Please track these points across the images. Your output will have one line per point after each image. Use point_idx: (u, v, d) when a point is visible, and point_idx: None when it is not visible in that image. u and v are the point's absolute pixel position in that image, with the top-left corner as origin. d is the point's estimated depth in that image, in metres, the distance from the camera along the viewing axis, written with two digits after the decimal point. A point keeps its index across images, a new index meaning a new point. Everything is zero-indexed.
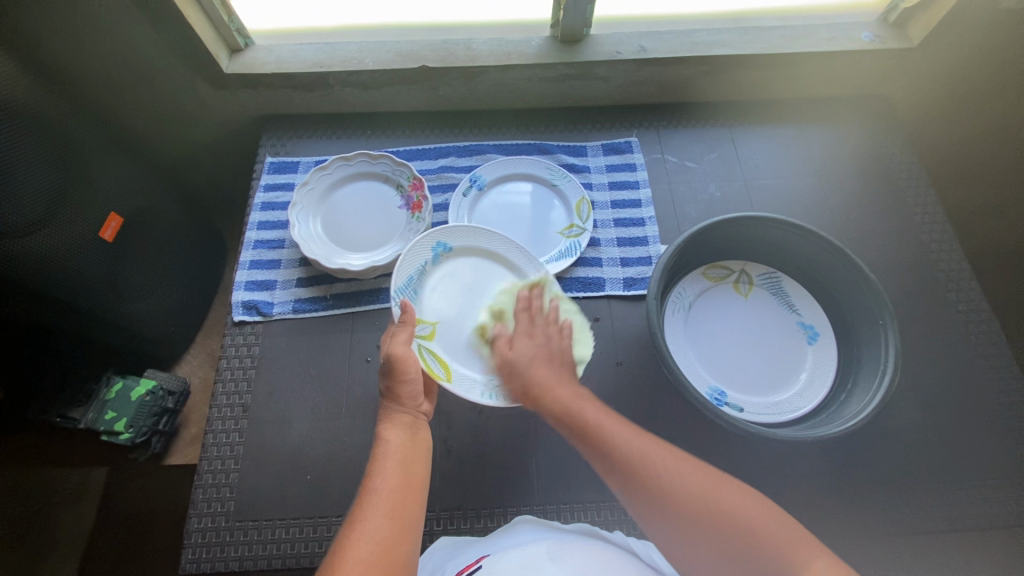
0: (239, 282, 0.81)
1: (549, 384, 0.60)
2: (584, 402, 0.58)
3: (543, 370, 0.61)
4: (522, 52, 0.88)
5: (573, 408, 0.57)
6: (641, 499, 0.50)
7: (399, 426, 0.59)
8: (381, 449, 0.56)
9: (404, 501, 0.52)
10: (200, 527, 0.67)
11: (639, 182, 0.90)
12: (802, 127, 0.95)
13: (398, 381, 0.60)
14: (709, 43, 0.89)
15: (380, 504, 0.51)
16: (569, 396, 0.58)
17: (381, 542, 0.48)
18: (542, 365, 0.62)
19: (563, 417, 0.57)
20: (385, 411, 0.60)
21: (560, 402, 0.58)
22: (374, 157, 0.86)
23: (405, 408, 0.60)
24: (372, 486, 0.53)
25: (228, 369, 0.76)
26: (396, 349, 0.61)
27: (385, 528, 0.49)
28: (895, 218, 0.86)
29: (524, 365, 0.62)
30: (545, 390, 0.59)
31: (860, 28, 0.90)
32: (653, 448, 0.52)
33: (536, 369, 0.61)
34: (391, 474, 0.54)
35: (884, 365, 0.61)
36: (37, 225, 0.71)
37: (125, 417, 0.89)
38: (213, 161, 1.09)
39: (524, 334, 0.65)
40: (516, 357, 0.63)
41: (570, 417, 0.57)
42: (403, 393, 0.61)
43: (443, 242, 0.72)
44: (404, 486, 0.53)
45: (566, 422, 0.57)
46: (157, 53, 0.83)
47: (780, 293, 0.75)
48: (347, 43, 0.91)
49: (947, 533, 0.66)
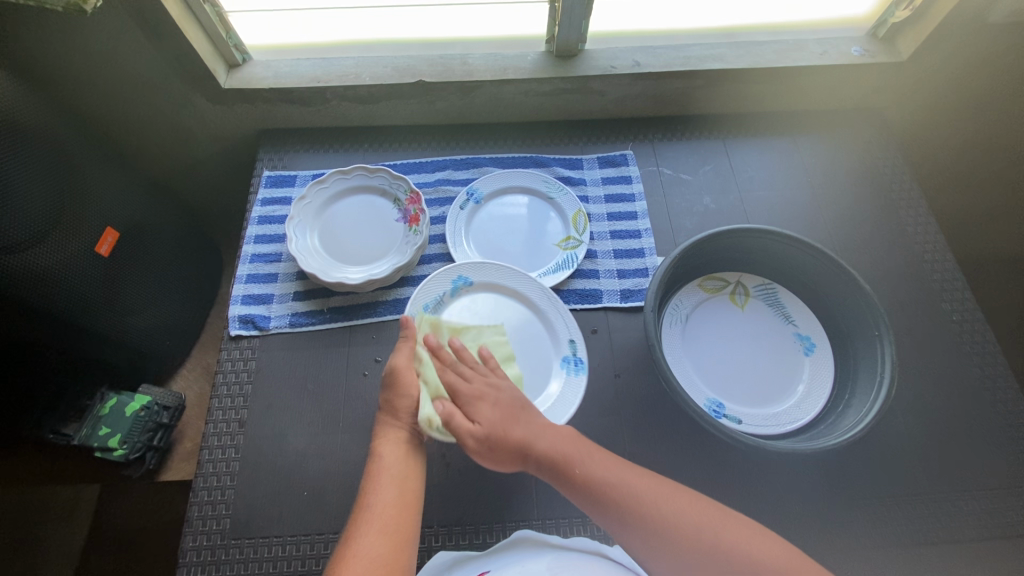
0: (235, 297, 0.81)
1: (530, 437, 0.58)
2: (567, 443, 0.57)
3: (517, 425, 0.59)
4: (518, 67, 0.89)
5: (560, 454, 0.56)
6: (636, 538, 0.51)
7: (393, 441, 0.59)
8: (376, 466, 0.57)
9: (397, 516, 0.53)
10: (195, 545, 0.66)
11: (634, 194, 0.90)
12: (795, 139, 0.97)
13: (397, 394, 0.62)
14: (702, 58, 0.90)
15: (374, 522, 0.52)
16: (552, 443, 0.57)
17: (377, 561, 0.49)
18: (513, 422, 0.59)
19: (547, 466, 0.56)
20: (381, 424, 0.61)
21: (547, 455, 0.57)
22: (371, 171, 0.86)
23: (400, 422, 0.61)
24: (366, 503, 0.54)
25: (224, 384, 0.76)
26: (397, 362, 0.63)
27: (379, 545, 0.50)
28: (888, 228, 0.87)
29: (498, 431, 0.58)
30: (532, 446, 0.57)
31: (849, 43, 0.91)
32: (644, 482, 0.54)
33: (510, 429, 0.58)
34: (386, 490, 0.55)
35: (881, 376, 0.62)
36: (33, 242, 0.71)
37: (120, 433, 0.89)
38: (210, 175, 1.10)
39: (473, 399, 0.61)
40: (482, 428, 0.59)
41: (553, 463, 0.56)
42: (397, 408, 0.62)
43: (464, 276, 0.74)
44: (397, 502, 0.54)
45: (555, 470, 0.56)
46: (155, 68, 0.83)
47: (776, 304, 0.76)
48: (344, 59, 0.92)
49: (948, 545, 0.65)
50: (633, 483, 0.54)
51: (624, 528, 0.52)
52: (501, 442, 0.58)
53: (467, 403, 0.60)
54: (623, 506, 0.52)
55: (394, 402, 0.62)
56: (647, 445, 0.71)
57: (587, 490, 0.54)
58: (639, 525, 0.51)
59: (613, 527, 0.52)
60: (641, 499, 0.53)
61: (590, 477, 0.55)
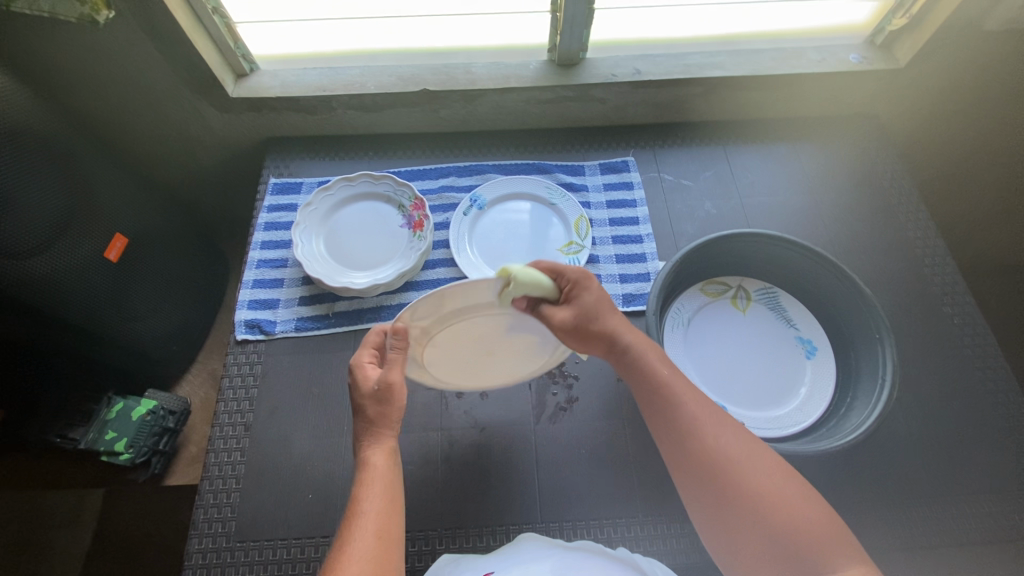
0: (241, 301, 0.82)
1: (620, 330, 0.58)
2: (653, 350, 0.58)
3: (611, 317, 0.59)
4: (520, 75, 0.91)
5: (645, 361, 0.57)
6: (677, 456, 0.53)
7: (385, 450, 0.56)
8: (367, 474, 0.55)
9: (393, 525, 0.51)
10: (200, 548, 0.67)
11: (636, 200, 0.91)
12: (795, 145, 0.98)
13: (392, 408, 0.57)
14: (702, 65, 0.91)
15: (369, 526, 0.50)
16: (639, 343, 0.58)
17: (375, 560, 0.48)
18: (608, 314, 0.59)
19: (632, 363, 0.58)
20: (366, 433, 0.57)
21: (635, 350, 0.58)
22: (376, 178, 0.88)
23: (390, 431, 0.58)
24: (360, 509, 0.51)
25: (230, 388, 0.77)
26: (391, 376, 0.57)
27: (375, 546, 0.49)
28: (887, 232, 0.88)
29: (593, 320, 0.58)
30: (620, 338, 0.58)
31: (848, 51, 0.92)
32: (713, 417, 0.54)
33: (605, 319, 0.58)
34: (379, 497, 0.53)
35: (883, 378, 0.62)
36: (44, 247, 0.72)
37: (126, 437, 0.90)
38: (216, 183, 1.11)
39: (575, 287, 0.58)
40: (576, 316, 0.57)
41: (637, 361, 0.57)
42: (389, 417, 0.58)
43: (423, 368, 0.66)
44: (389, 507, 0.52)
45: (635, 366, 0.57)
46: (167, 80, 0.85)
47: (778, 309, 0.76)
48: (349, 68, 0.93)
49: (951, 547, 0.65)
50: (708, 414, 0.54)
51: (672, 436, 0.54)
52: (597, 331, 0.58)
53: (572, 288, 0.58)
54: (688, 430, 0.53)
55: (385, 415, 0.57)
56: (649, 448, 0.71)
57: (665, 402, 0.55)
58: (685, 440, 0.53)
59: (664, 433, 0.55)
60: (696, 423, 0.53)
61: (663, 387, 0.56)
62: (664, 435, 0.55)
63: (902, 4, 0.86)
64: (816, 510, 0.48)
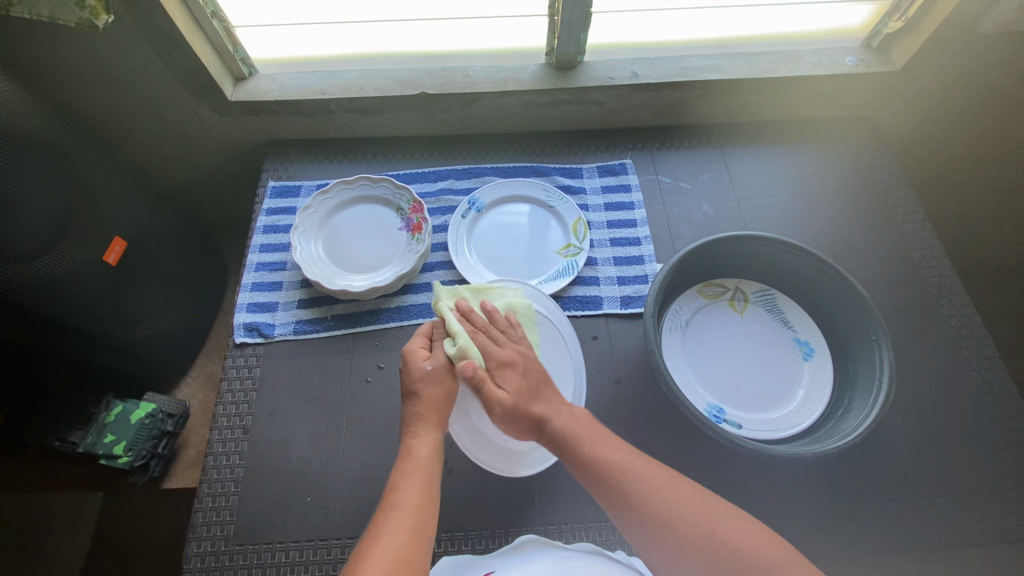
0: (240, 304, 0.82)
1: (548, 414, 0.59)
2: (583, 425, 0.58)
3: (540, 402, 0.59)
4: (518, 78, 0.91)
5: (570, 436, 0.57)
6: (642, 532, 0.50)
7: (428, 441, 0.57)
8: (408, 464, 0.55)
9: (427, 520, 0.51)
10: (199, 552, 0.67)
11: (634, 203, 0.91)
12: (792, 147, 0.98)
13: (443, 391, 0.60)
14: (699, 68, 0.92)
15: (402, 519, 0.50)
16: (567, 423, 0.58)
17: (402, 559, 0.47)
18: (535, 398, 0.60)
19: (558, 442, 0.57)
20: (415, 419, 0.59)
21: (562, 433, 0.57)
22: (374, 181, 0.88)
23: (438, 421, 0.59)
24: (397, 501, 0.52)
25: (229, 391, 0.77)
26: (444, 359, 0.62)
27: (404, 543, 0.48)
28: (884, 234, 0.88)
29: (525, 400, 0.59)
30: (548, 423, 0.58)
31: (844, 54, 0.93)
32: (648, 468, 0.53)
33: (531, 403, 0.59)
34: (416, 489, 0.53)
35: (880, 379, 0.62)
36: (43, 250, 0.73)
37: (124, 441, 0.90)
38: (215, 185, 1.11)
39: (506, 368, 0.61)
40: (511, 396, 0.59)
41: (564, 441, 0.57)
42: (441, 403, 0.60)
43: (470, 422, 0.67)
44: (424, 502, 0.52)
45: (564, 447, 0.57)
46: (166, 83, 0.85)
47: (775, 310, 0.77)
48: (347, 72, 0.94)
49: (947, 549, 0.65)
50: (639, 465, 0.53)
51: (608, 493, 0.52)
52: (528, 411, 0.59)
53: (502, 367, 0.61)
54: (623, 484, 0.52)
55: (436, 399, 0.60)
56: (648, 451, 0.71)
57: (592, 464, 0.54)
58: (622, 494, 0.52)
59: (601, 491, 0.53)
60: (642, 484, 0.52)
61: (595, 463, 0.54)
62: (621, 514, 0.51)
63: (898, 7, 0.86)
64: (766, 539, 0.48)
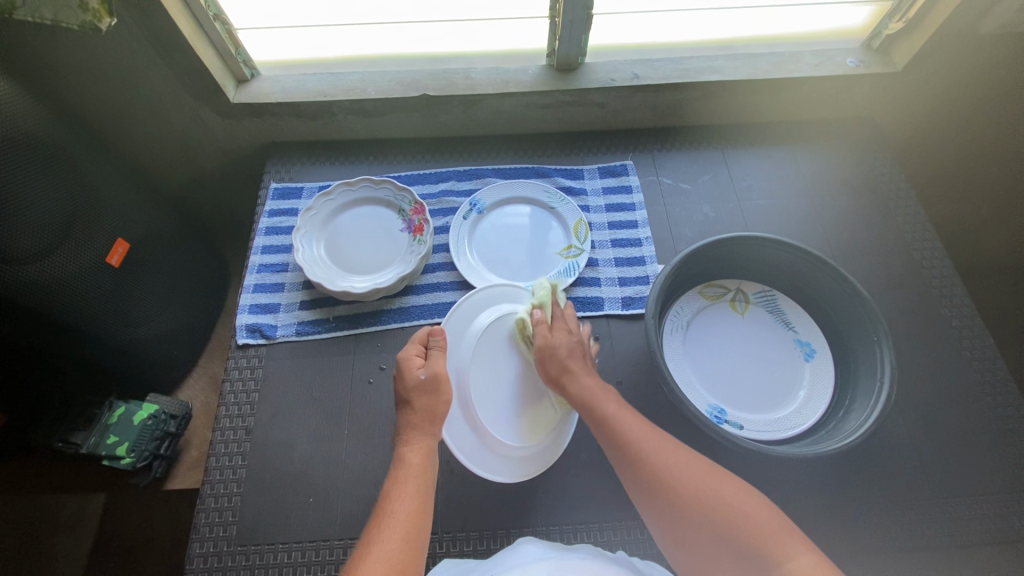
0: (242, 306, 0.82)
1: (579, 374, 0.62)
2: (606, 391, 0.61)
3: (579, 362, 0.63)
4: (519, 80, 0.91)
5: (592, 399, 0.60)
6: (650, 496, 0.52)
7: (421, 450, 0.58)
8: (401, 472, 0.56)
9: (421, 524, 0.52)
10: (202, 552, 0.67)
11: (635, 204, 0.92)
12: (792, 148, 0.98)
13: (438, 398, 0.61)
14: (700, 69, 0.92)
15: (396, 525, 0.50)
16: (591, 387, 0.61)
17: (396, 564, 0.47)
18: (577, 357, 0.64)
19: (581, 402, 0.61)
20: (409, 428, 0.59)
21: (587, 392, 0.60)
22: (376, 182, 0.88)
23: (432, 430, 0.59)
24: (391, 508, 0.52)
25: (231, 393, 0.77)
26: (437, 367, 0.63)
27: (399, 549, 0.48)
28: (885, 235, 0.88)
29: (566, 353, 0.64)
30: (578, 379, 0.62)
31: (844, 55, 0.93)
32: (657, 437, 0.55)
33: (573, 358, 0.63)
34: (410, 496, 0.53)
35: (881, 380, 0.62)
36: (47, 252, 0.73)
37: (127, 442, 0.90)
38: (218, 187, 1.12)
39: (566, 326, 0.67)
40: (559, 346, 0.64)
41: (585, 402, 0.60)
42: (433, 412, 0.60)
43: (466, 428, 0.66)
44: (418, 509, 0.52)
45: (584, 407, 0.60)
46: (168, 84, 0.86)
47: (776, 311, 0.77)
48: (349, 73, 0.94)
49: (949, 549, 0.66)
50: (650, 433, 0.55)
51: (619, 453, 0.55)
52: (564, 363, 0.63)
53: (563, 328, 0.66)
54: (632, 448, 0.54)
55: (429, 408, 0.60)
56: None
57: (607, 425, 0.57)
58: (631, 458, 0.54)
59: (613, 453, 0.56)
60: (649, 449, 0.54)
61: (609, 430, 0.57)
62: (629, 474, 0.54)
63: (899, 8, 0.86)
64: (772, 516, 0.48)
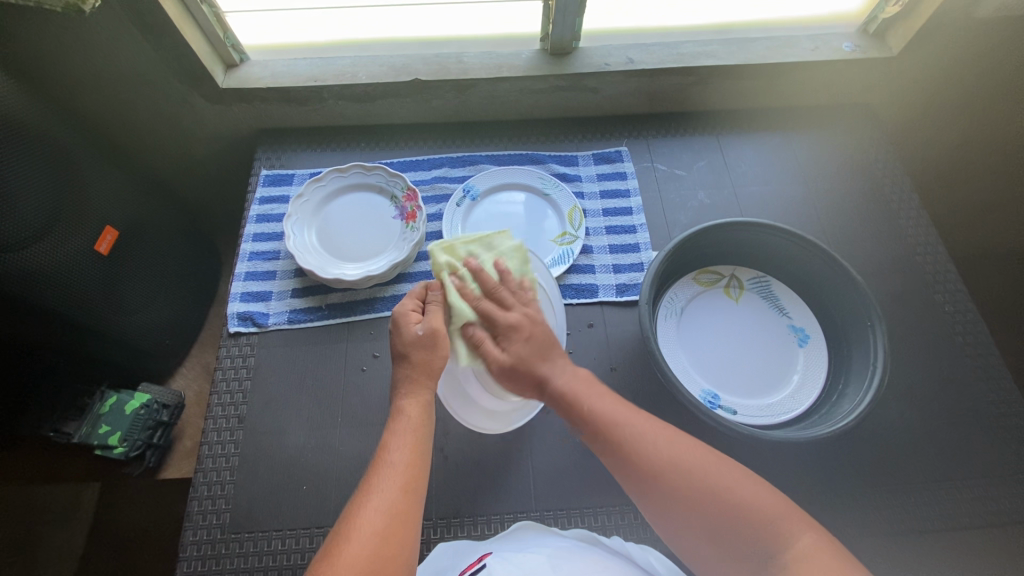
0: (234, 294, 0.82)
1: (551, 376, 0.61)
2: (582, 384, 0.60)
3: (544, 363, 0.61)
4: (513, 65, 0.90)
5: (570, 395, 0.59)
6: (647, 489, 0.51)
7: (419, 403, 0.56)
8: (399, 424, 0.55)
9: (419, 473, 0.52)
10: (195, 539, 0.67)
11: (629, 190, 0.91)
12: (788, 134, 0.98)
13: (434, 353, 0.59)
14: (695, 54, 0.91)
15: (394, 475, 0.50)
16: (567, 381, 0.60)
17: (396, 514, 0.48)
18: (541, 359, 0.62)
19: (558, 400, 0.60)
20: (406, 381, 0.58)
21: (563, 392, 0.59)
22: (368, 168, 0.87)
23: (429, 382, 0.58)
24: (389, 458, 0.52)
25: (223, 380, 0.76)
26: (435, 323, 0.60)
27: (400, 499, 0.49)
28: (879, 221, 0.88)
29: (524, 364, 0.61)
30: (551, 383, 0.60)
31: (840, 40, 0.92)
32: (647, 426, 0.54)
33: (536, 364, 0.61)
34: (408, 448, 0.53)
35: (874, 363, 0.63)
36: (33, 238, 0.72)
37: (120, 431, 0.90)
38: (208, 174, 1.10)
39: (511, 331, 0.62)
40: (511, 357, 0.62)
41: (564, 398, 0.59)
42: (431, 366, 0.59)
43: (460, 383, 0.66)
44: (416, 459, 0.52)
45: (564, 404, 0.59)
46: (156, 69, 0.84)
47: (770, 297, 0.76)
48: (340, 58, 0.92)
49: (941, 533, 0.66)
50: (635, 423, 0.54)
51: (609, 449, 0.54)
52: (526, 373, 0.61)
53: (508, 332, 0.62)
54: (622, 442, 0.53)
55: (427, 363, 0.59)
56: None
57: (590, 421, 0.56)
58: (623, 451, 0.53)
59: (604, 451, 0.55)
60: (640, 440, 0.53)
61: (592, 418, 0.56)
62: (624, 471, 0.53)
63: None
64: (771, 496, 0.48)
